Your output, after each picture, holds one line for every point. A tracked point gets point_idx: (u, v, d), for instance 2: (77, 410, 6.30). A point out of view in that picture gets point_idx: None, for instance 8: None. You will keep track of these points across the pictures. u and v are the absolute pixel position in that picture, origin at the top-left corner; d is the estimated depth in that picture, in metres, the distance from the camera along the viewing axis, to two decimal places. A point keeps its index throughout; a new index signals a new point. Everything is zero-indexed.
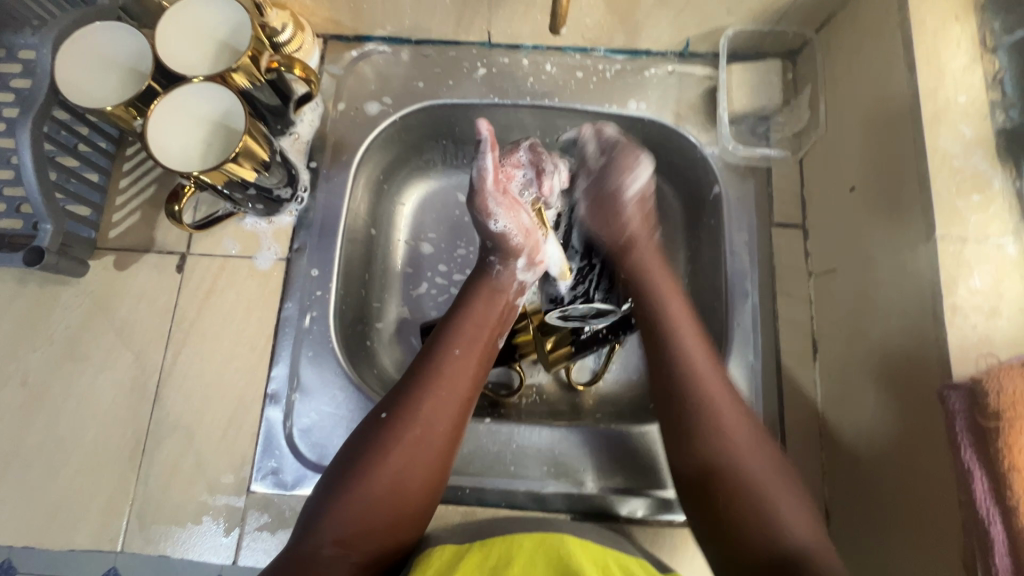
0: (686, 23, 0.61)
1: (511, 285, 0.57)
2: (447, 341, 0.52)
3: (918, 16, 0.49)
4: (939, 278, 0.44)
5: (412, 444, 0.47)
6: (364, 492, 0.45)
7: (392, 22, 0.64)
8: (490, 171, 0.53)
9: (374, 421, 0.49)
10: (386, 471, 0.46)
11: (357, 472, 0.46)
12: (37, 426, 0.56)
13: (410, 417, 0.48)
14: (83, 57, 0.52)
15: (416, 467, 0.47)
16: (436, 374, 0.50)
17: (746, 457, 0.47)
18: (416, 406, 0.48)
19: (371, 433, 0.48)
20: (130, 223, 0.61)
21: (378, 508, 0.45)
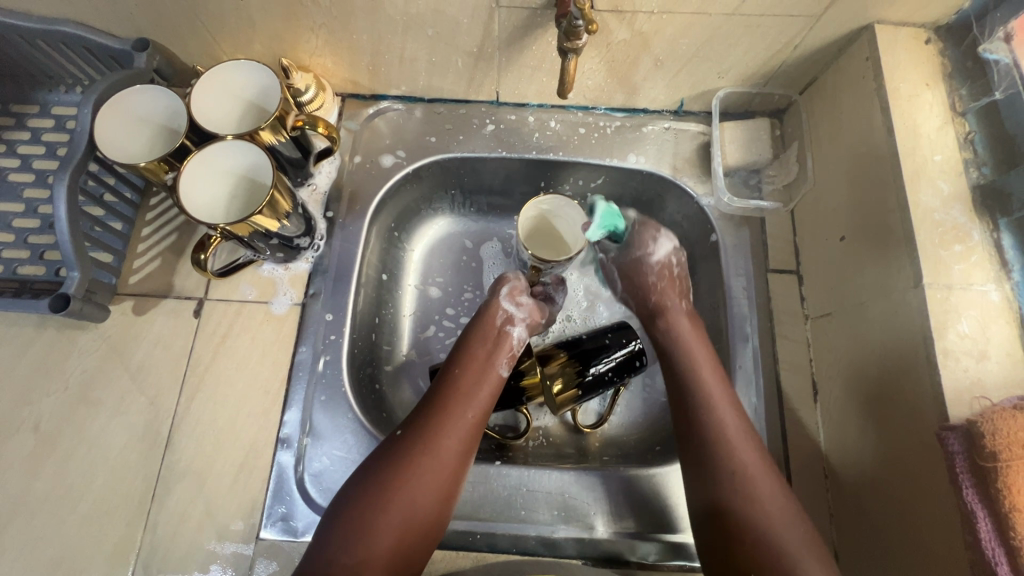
0: (681, 85, 0.66)
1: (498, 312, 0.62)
2: (462, 371, 0.56)
3: (893, 84, 0.53)
4: (929, 324, 0.46)
5: (426, 465, 0.50)
6: (375, 498, 0.48)
7: (407, 83, 0.68)
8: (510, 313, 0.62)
9: (390, 444, 0.51)
10: (396, 490, 0.48)
11: (375, 493, 0.48)
12: (47, 472, 0.56)
13: (421, 428, 0.52)
14: (120, 117, 0.56)
15: (425, 475, 0.49)
16: (451, 401, 0.54)
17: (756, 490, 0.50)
18: (428, 420, 0.52)
19: (389, 445, 0.51)
20: (151, 269, 0.63)
21: (391, 524, 0.47)
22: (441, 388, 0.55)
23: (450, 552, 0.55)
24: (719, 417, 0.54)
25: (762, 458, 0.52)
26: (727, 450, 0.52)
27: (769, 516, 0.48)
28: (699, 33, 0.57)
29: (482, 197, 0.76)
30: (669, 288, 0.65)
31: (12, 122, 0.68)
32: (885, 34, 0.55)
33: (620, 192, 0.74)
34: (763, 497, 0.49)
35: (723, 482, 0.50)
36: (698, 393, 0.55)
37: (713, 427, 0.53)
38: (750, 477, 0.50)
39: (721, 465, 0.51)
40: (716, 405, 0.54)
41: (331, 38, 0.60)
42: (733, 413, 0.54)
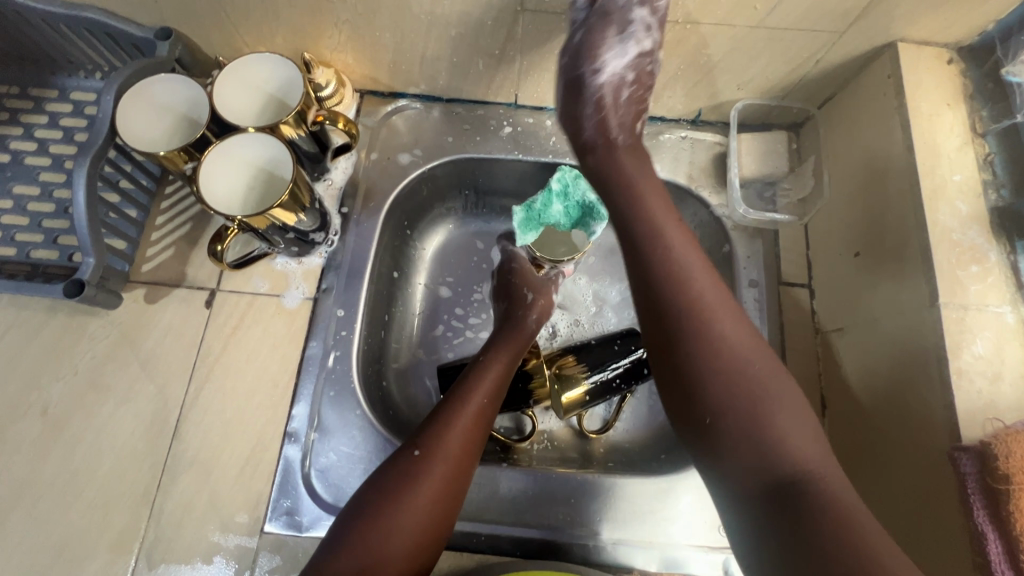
0: (699, 95, 0.66)
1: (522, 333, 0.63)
2: (484, 393, 0.55)
3: (914, 103, 0.54)
4: (944, 343, 0.46)
5: (445, 490, 0.49)
6: (392, 523, 0.46)
7: (426, 82, 0.68)
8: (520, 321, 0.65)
9: (408, 463, 0.49)
10: (414, 515, 0.47)
11: (389, 517, 0.46)
12: (53, 457, 0.56)
13: (441, 451, 0.50)
14: (142, 106, 0.56)
15: (444, 500, 0.49)
16: (472, 422, 0.53)
17: (717, 337, 0.43)
18: (448, 445, 0.51)
19: (405, 467, 0.49)
20: (164, 258, 0.63)
21: (406, 548, 0.46)
22: (462, 408, 0.54)
23: (454, 553, 0.55)
24: (655, 221, 0.49)
25: (700, 261, 0.47)
26: (666, 266, 0.46)
27: (723, 334, 0.43)
28: (722, 44, 0.57)
29: (495, 198, 0.76)
30: (628, 129, 0.54)
31: (30, 105, 0.68)
32: (908, 53, 0.55)
33: None
34: (732, 334, 0.43)
35: (676, 308, 0.44)
36: (634, 209, 0.49)
37: (655, 236, 0.47)
38: (704, 327, 0.43)
39: (666, 269, 0.46)
40: (661, 237, 0.47)
41: (354, 35, 0.60)
42: (674, 225, 0.49)
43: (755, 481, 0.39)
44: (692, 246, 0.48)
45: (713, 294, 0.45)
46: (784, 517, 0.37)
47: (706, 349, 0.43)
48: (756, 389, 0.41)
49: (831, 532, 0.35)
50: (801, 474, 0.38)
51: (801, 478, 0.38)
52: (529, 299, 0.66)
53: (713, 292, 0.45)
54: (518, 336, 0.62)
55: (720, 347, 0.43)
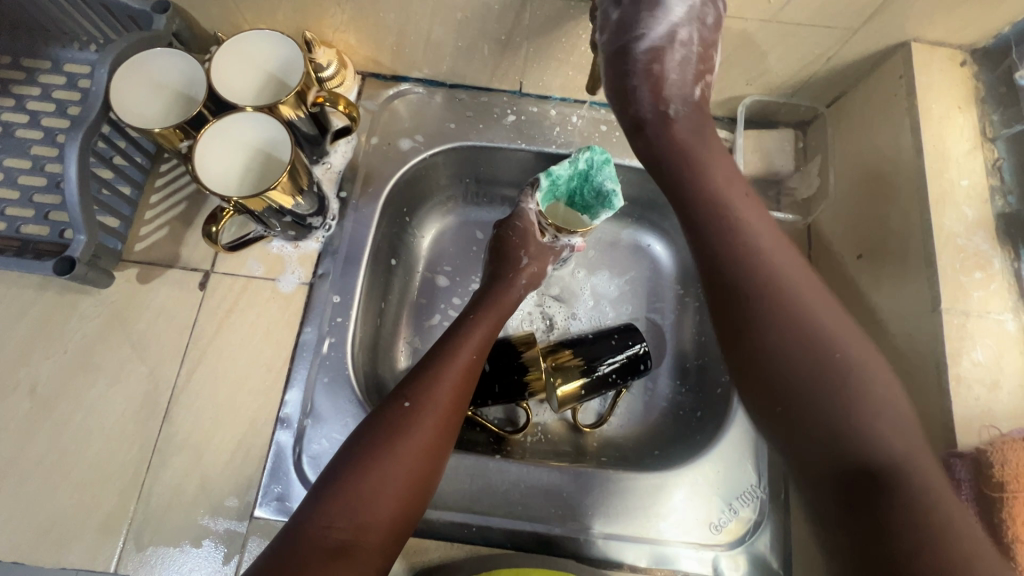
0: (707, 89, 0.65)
1: (510, 294, 0.63)
2: (472, 350, 0.55)
3: (925, 104, 0.53)
4: (944, 349, 0.46)
5: (433, 442, 0.49)
6: (383, 471, 0.46)
7: (430, 67, 0.67)
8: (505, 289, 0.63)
9: (397, 415, 0.49)
10: (403, 464, 0.47)
11: (379, 466, 0.46)
12: (41, 435, 0.55)
13: (431, 402, 0.50)
14: (137, 81, 0.54)
15: (433, 450, 0.49)
16: (460, 378, 0.53)
17: (810, 304, 0.43)
18: (437, 396, 0.51)
19: (394, 418, 0.49)
20: (157, 238, 0.62)
21: (395, 495, 0.46)
22: (451, 363, 0.53)
23: (445, 543, 0.55)
24: (728, 203, 0.49)
25: (773, 237, 0.47)
26: (730, 238, 0.46)
27: (813, 326, 0.42)
28: (733, 37, 0.56)
29: (496, 188, 0.75)
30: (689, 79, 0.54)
31: (22, 76, 0.66)
32: (921, 53, 0.55)
33: (636, 193, 0.73)
34: (825, 311, 0.43)
35: (753, 287, 0.44)
36: (695, 183, 0.50)
37: (729, 219, 0.47)
38: (790, 320, 0.42)
39: (732, 248, 0.46)
40: (732, 219, 0.48)
41: (357, 15, 0.59)
42: (757, 215, 0.48)
43: (831, 470, 0.38)
44: (768, 225, 0.48)
45: (785, 255, 0.46)
46: (865, 514, 0.36)
47: (782, 329, 0.42)
48: (832, 351, 0.41)
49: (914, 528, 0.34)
50: (890, 463, 0.37)
51: (891, 472, 0.36)
52: (524, 265, 0.64)
53: (785, 255, 0.46)
54: (506, 296, 0.62)
55: (817, 332, 0.41)
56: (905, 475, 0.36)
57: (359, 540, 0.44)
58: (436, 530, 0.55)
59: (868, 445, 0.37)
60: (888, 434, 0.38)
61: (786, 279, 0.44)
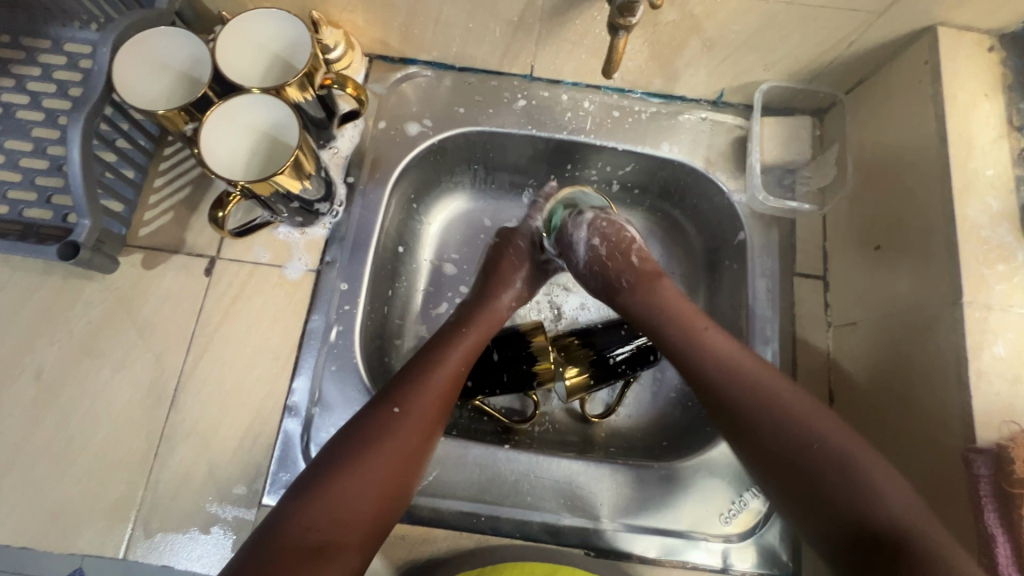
0: (723, 74, 0.63)
1: (503, 306, 0.63)
2: (461, 359, 0.55)
3: (951, 91, 0.51)
4: (965, 343, 0.45)
5: (417, 449, 0.49)
6: (365, 475, 0.46)
7: (439, 49, 0.65)
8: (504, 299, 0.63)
9: (385, 419, 0.49)
10: (386, 469, 0.47)
11: (361, 470, 0.46)
12: (48, 422, 0.55)
13: (418, 408, 0.50)
14: (139, 61, 0.53)
15: (416, 456, 0.49)
16: (447, 387, 0.52)
17: (767, 379, 0.51)
18: (424, 404, 0.50)
19: (380, 423, 0.48)
20: (161, 223, 0.61)
21: (374, 499, 0.46)
22: (439, 370, 0.53)
23: (454, 532, 0.55)
24: (749, 374, 0.51)
25: (811, 405, 0.49)
26: (697, 346, 0.54)
27: (844, 468, 0.45)
28: (753, 20, 0.54)
29: (504, 175, 0.74)
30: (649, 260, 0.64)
31: (22, 55, 0.64)
32: (947, 37, 0.53)
33: (648, 181, 0.72)
34: (815, 418, 0.48)
35: (819, 459, 0.46)
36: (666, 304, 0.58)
37: (766, 400, 0.49)
38: (765, 402, 0.49)
39: (776, 418, 0.48)
40: (765, 395, 0.49)
41: None
42: (786, 387, 0.50)
43: (846, 529, 0.43)
44: (798, 394, 0.50)
45: (751, 362, 0.52)
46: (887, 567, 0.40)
47: (837, 508, 0.44)
48: (796, 422, 0.48)
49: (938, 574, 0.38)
50: (899, 522, 0.42)
51: (903, 532, 0.41)
52: (517, 286, 0.64)
53: (751, 360, 0.52)
54: (499, 308, 0.62)
55: (853, 482, 0.44)
56: (915, 532, 0.41)
57: (337, 543, 0.44)
58: (444, 518, 0.55)
59: (884, 509, 0.42)
60: (892, 501, 0.43)
61: (756, 372, 0.51)
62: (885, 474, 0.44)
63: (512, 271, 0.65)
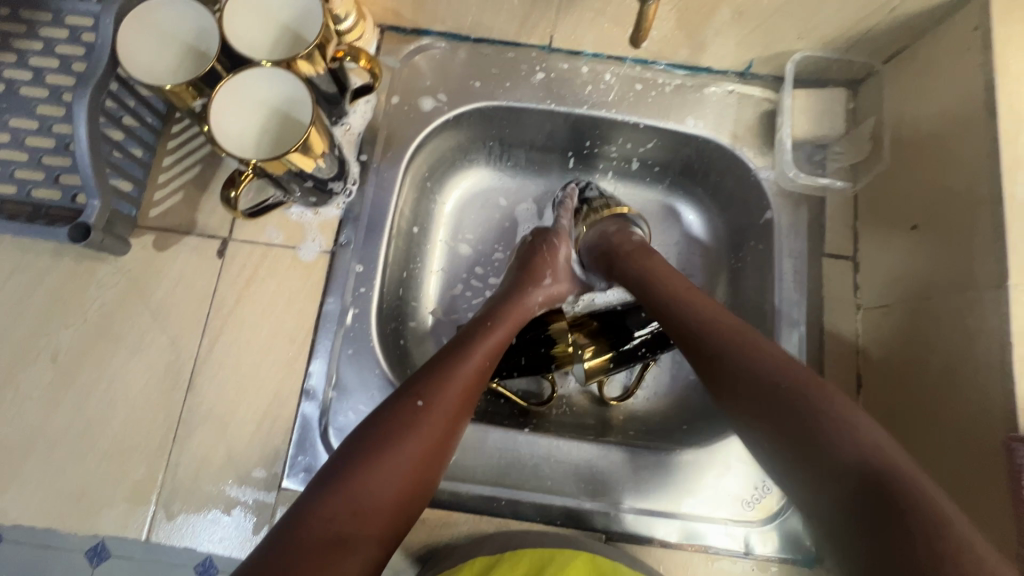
0: (754, 44, 0.60)
1: (533, 302, 0.61)
2: (486, 355, 0.54)
3: (1002, 59, 0.48)
4: (1011, 328, 0.43)
5: (439, 444, 0.48)
6: (388, 467, 0.45)
7: (453, 19, 0.62)
8: (533, 295, 0.61)
9: (408, 413, 0.47)
10: (407, 461, 0.46)
11: (384, 461, 0.45)
12: (65, 405, 0.55)
13: (444, 401, 0.49)
14: (143, 33, 0.50)
15: (439, 451, 0.48)
16: (470, 383, 0.51)
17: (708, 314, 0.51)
18: (449, 398, 0.49)
19: (405, 415, 0.47)
20: (172, 203, 0.59)
21: (395, 491, 0.45)
22: (464, 364, 0.52)
23: (474, 515, 0.54)
24: (747, 339, 0.47)
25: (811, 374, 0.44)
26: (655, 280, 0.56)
27: (831, 412, 0.40)
28: None
29: (521, 151, 0.71)
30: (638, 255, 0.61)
31: (22, 29, 0.62)
32: None
33: (670, 157, 0.69)
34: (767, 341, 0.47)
35: (781, 392, 0.43)
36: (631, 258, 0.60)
37: (750, 349, 0.46)
38: (732, 330, 0.49)
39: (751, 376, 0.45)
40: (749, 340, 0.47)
41: None
42: (771, 348, 0.46)
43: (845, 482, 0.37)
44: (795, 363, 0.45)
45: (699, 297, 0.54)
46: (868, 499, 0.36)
47: (820, 440, 0.39)
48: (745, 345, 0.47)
49: (923, 517, 0.34)
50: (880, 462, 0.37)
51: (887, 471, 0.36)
52: (546, 283, 0.62)
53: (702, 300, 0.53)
54: (528, 303, 0.60)
55: (828, 431, 0.39)
56: (895, 469, 0.37)
57: (360, 536, 0.43)
58: (464, 502, 0.55)
59: (857, 439, 0.38)
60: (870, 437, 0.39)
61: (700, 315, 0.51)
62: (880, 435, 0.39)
63: (541, 269, 0.63)
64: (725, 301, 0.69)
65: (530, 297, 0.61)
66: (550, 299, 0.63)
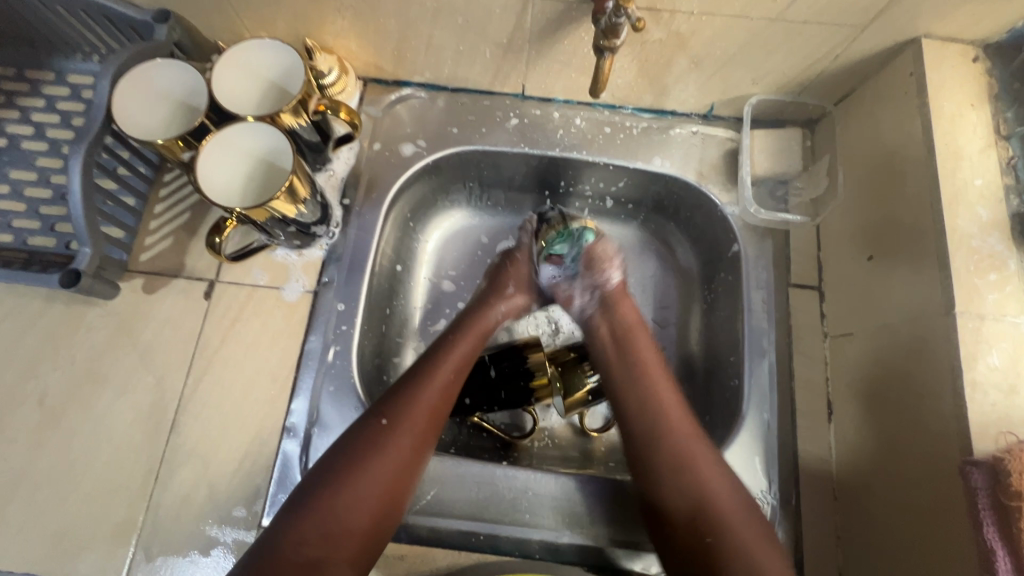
0: (712, 89, 0.64)
1: (496, 311, 0.64)
2: (451, 366, 0.55)
3: (937, 102, 0.52)
4: (959, 353, 0.45)
5: (409, 460, 0.49)
6: (356, 488, 0.46)
7: (431, 71, 0.66)
8: (494, 307, 0.64)
9: (374, 431, 0.49)
10: (375, 478, 0.47)
11: (350, 480, 0.47)
12: (50, 448, 0.56)
13: (407, 416, 0.50)
14: (138, 94, 0.54)
15: (407, 466, 0.49)
16: (437, 395, 0.52)
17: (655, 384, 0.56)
18: (412, 414, 0.50)
19: (369, 434, 0.49)
20: (162, 248, 0.62)
21: (364, 509, 0.46)
22: (427, 381, 0.53)
23: (453, 550, 0.55)
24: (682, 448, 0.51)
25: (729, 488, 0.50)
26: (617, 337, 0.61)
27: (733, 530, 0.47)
28: (738, 36, 0.55)
29: (499, 191, 0.75)
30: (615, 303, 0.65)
31: (27, 87, 0.66)
32: (932, 49, 0.53)
33: (642, 194, 0.72)
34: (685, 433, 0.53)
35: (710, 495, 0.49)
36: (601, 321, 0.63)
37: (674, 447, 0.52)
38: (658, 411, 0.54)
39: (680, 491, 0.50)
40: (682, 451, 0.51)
41: (357, 21, 0.58)
42: (712, 465, 0.51)
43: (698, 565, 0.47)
44: (727, 479, 0.51)
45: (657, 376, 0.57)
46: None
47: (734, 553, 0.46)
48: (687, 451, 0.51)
49: None
50: None
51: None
52: (508, 294, 0.65)
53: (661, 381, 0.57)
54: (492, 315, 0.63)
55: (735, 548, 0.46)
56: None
57: (331, 557, 0.44)
58: (443, 537, 0.55)
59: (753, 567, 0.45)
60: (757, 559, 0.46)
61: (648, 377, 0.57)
62: (781, 569, 0.46)
63: (504, 282, 0.66)
64: (700, 330, 0.70)
65: (491, 309, 0.63)
66: (512, 309, 0.66)
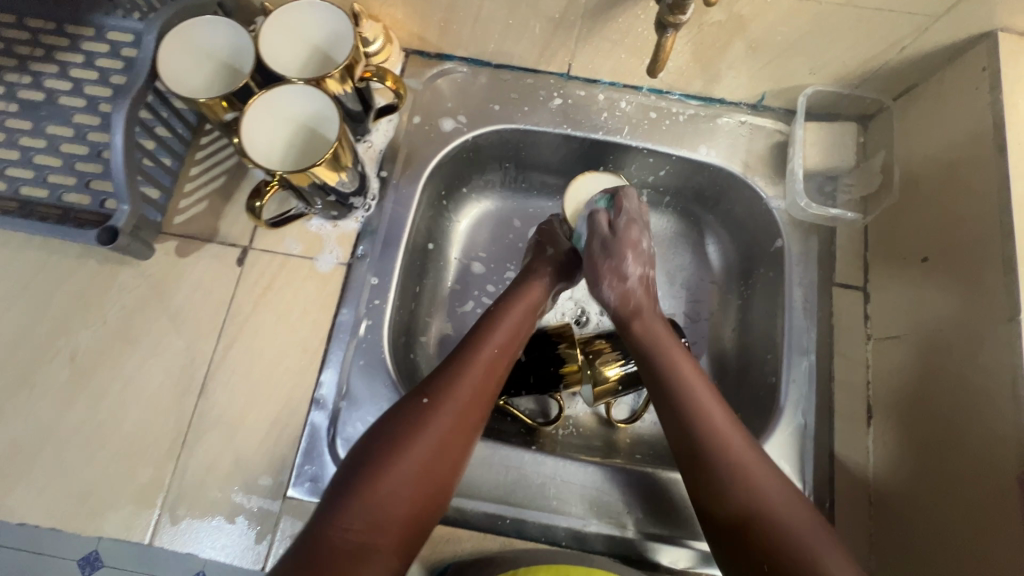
0: (766, 78, 0.62)
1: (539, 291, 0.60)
2: (495, 346, 0.54)
3: (1011, 99, 0.50)
4: (1022, 361, 0.43)
5: (450, 439, 0.48)
6: (399, 471, 0.45)
7: (476, 45, 0.65)
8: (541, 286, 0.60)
9: (417, 411, 0.48)
10: (420, 461, 0.46)
11: (394, 460, 0.46)
12: (80, 406, 0.55)
13: (450, 398, 0.49)
14: (180, 50, 0.53)
15: (450, 448, 0.48)
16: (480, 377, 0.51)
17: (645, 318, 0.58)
18: (454, 396, 0.49)
19: (412, 415, 0.48)
20: (196, 211, 0.61)
21: (409, 493, 0.45)
22: (470, 363, 0.52)
23: (479, 534, 0.54)
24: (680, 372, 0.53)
25: (740, 433, 0.49)
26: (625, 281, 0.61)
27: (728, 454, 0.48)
28: (803, 22, 0.53)
29: (536, 174, 0.73)
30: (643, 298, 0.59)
31: (65, 42, 0.65)
32: (1009, 44, 0.51)
33: (682, 184, 0.71)
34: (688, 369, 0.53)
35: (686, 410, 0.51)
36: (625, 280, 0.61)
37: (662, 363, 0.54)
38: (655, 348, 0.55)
39: (693, 416, 0.50)
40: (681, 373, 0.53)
41: None
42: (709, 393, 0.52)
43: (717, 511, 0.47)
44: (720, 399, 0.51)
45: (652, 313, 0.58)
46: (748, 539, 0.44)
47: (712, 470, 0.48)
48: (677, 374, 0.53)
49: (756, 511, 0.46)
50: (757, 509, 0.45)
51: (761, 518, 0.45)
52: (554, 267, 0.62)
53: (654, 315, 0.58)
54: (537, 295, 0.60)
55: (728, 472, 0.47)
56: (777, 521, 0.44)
57: (375, 543, 0.43)
58: (468, 519, 0.54)
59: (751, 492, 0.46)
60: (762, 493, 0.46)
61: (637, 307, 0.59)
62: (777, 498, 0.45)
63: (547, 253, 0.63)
64: (735, 326, 0.69)
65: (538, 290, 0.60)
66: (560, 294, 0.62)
